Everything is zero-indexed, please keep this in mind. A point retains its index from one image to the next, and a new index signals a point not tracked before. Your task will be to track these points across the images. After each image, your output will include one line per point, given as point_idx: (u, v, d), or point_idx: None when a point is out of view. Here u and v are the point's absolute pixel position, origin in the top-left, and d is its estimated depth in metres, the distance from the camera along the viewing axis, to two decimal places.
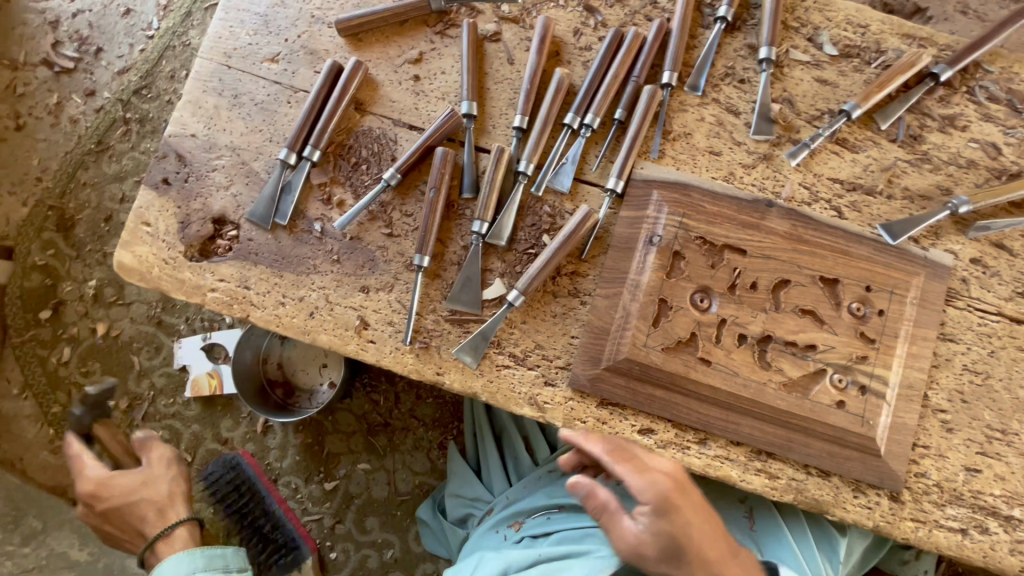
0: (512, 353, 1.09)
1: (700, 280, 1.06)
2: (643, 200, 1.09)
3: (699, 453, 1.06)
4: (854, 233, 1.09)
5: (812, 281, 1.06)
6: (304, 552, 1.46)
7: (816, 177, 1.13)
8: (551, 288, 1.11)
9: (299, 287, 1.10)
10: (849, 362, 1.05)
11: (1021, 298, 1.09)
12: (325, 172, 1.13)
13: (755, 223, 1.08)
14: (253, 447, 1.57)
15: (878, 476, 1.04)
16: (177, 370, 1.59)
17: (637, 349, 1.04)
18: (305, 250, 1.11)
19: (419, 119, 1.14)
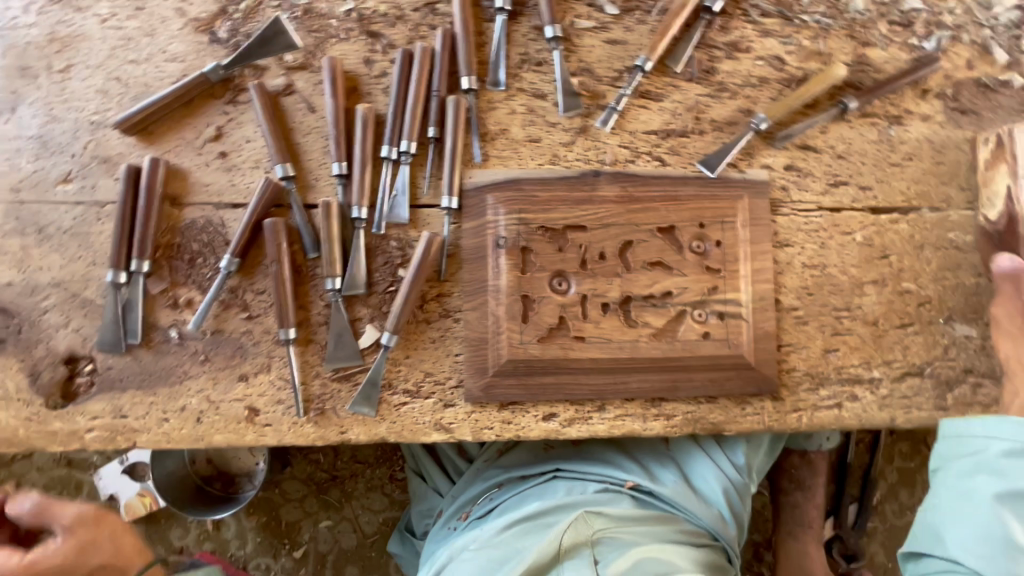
0: (405, 389, 1.12)
1: (553, 266, 1.12)
2: (480, 208, 1.13)
3: (601, 419, 1.13)
4: (678, 177, 1.16)
5: (651, 234, 1.13)
6: None
7: (632, 135, 1.18)
8: (422, 316, 1.13)
9: (176, 397, 1.09)
10: (704, 296, 1.13)
11: (834, 189, 1.21)
12: (162, 279, 1.10)
13: (588, 196, 1.14)
14: (211, 545, 1.56)
15: (757, 385, 1.15)
16: (105, 501, 1.55)
17: (515, 348, 1.10)
18: (169, 360, 1.09)
19: (240, 195, 1.11)
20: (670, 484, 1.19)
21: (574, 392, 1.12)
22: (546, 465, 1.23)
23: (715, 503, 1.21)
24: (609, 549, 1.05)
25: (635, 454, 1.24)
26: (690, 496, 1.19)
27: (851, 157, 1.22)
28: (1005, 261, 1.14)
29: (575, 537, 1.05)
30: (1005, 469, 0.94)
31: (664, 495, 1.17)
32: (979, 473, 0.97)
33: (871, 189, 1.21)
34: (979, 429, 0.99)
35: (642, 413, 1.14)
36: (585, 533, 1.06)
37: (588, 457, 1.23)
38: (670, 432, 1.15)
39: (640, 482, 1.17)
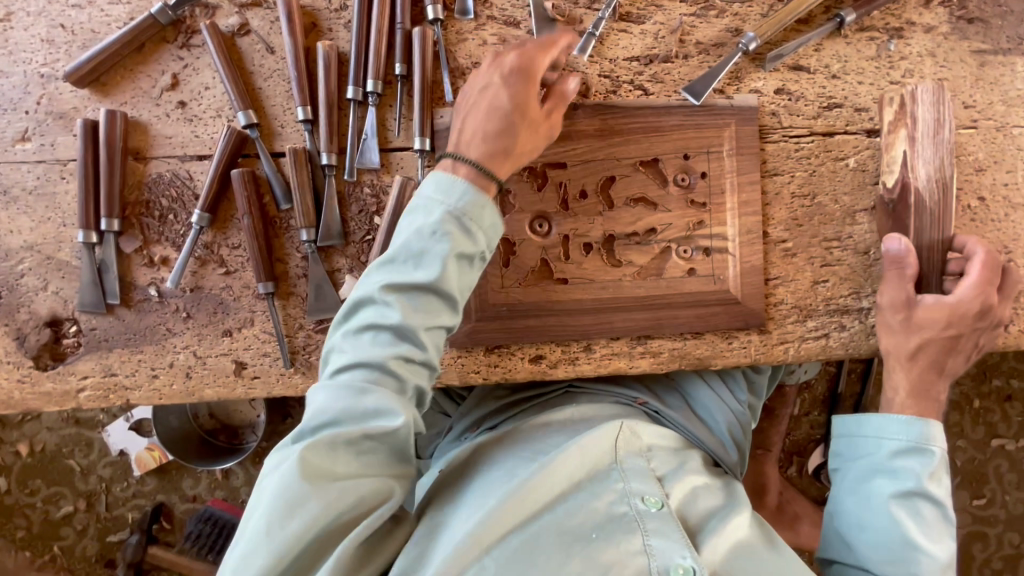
0: None
1: (532, 207, 1.09)
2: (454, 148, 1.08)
3: (587, 358, 1.13)
4: (662, 106, 1.10)
5: (633, 169, 1.09)
6: None
7: (612, 63, 1.12)
8: None
9: (164, 354, 1.10)
10: (689, 231, 1.11)
11: (828, 112, 1.14)
12: (135, 237, 1.08)
13: (566, 131, 1.08)
14: (222, 492, 1.63)
15: (744, 319, 1.14)
16: (116, 456, 1.61)
17: (497, 292, 1.09)
18: (153, 318, 1.09)
19: (204, 146, 1.07)
20: (676, 410, 1.16)
21: (559, 333, 1.11)
22: (556, 384, 1.17)
23: (719, 433, 1.16)
24: (655, 458, 1.00)
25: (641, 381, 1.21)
26: (693, 421, 1.15)
27: (847, 77, 1.15)
28: (892, 243, 1.07)
29: (625, 439, 1.00)
30: (900, 469, 0.97)
31: (674, 418, 1.13)
32: (878, 476, 0.99)
33: (866, 110, 1.15)
34: (869, 432, 1.01)
35: (628, 351, 1.14)
36: (633, 441, 1.00)
37: (594, 382, 1.18)
38: (657, 369, 1.15)
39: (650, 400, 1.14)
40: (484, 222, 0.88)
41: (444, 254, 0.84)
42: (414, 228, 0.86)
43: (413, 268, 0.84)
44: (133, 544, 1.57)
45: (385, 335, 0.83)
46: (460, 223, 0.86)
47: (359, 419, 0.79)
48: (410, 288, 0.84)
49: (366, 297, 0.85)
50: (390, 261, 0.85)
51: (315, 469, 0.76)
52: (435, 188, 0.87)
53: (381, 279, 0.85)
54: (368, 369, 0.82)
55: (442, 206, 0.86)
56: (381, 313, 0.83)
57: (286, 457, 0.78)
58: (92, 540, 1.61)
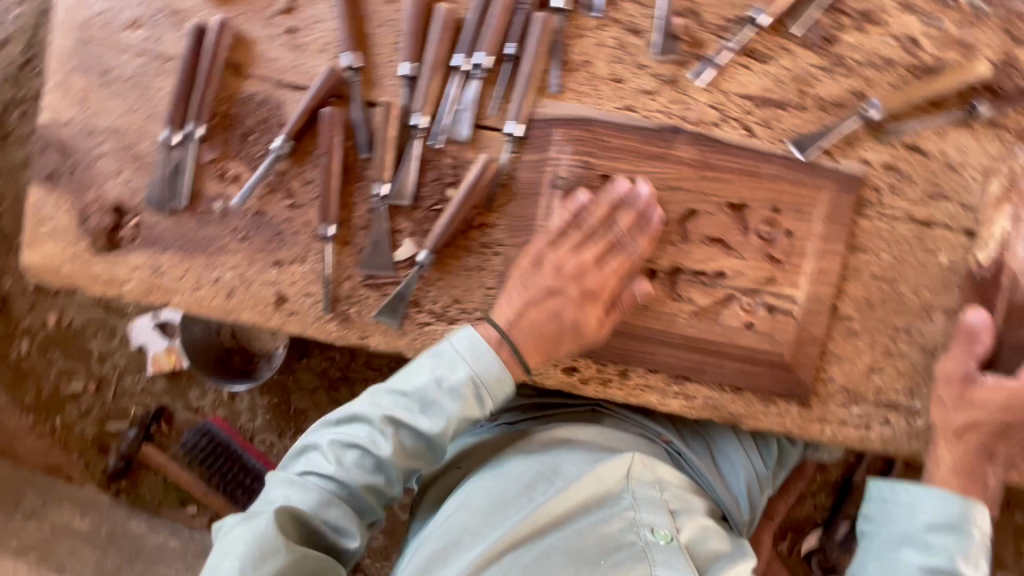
0: (432, 310, 1.11)
1: (607, 219, 1.06)
2: (544, 141, 1.06)
3: (619, 383, 1.11)
4: (764, 152, 1.06)
5: (719, 208, 1.05)
6: None
7: (726, 96, 1.07)
8: (462, 243, 1.10)
9: (212, 268, 1.11)
10: (758, 285, 1.07)
11: (933, 202, 1.09)
12: (214, 149, 1.09)
13: (661, 153, 1.05)
14: (223, 411, 1.65)
15: (787, 387, 1.10)
16: (134, 349, 1.64)
17: (549, 295, 1.06)
18: (210, 230, 1.10)
19: (301, 77, 1.07)
20: (698, 456, 1.18)
21: (598, 350, 1.10)
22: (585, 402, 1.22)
23: (736, 491, 1.18)
24: (665, 487, 1.06)
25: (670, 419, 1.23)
26: (712, 474, 1.17)
27: (965, 171, 1.08)
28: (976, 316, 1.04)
29: (638, 469, 1.04)
30: (932, 543, 0.97)
31: (693, 463, 1.17)
32: (907, 546, 0.98)
33: (976, 210, 1.09)
34: (902, 501, 1.01)
35: (661, 387, 1.11)
36: (646, 471, 1.05)
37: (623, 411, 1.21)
38: (685, 412, 1.13)
39: (673, 440, 1.18)
40: (493, 395, 1.02)
41: (451, 413, 1.00)
42: (428, 377, 1.01)
43: (417, 411, 1.00)
44: (130, 437, 1.60)
45: (369, 459, 0.99)
46: (456, 391, 1.00)
47: (320, 497, 0.96)
48: (410, 430, 1.01)
49: (365, 414, 1.01)
50: (395, 392, 1.02)
51: (281, 530, 0.91)
52: (466, 347, 1.02)
53: (382, 405, 1.02)
54: (359, 449, 1.00)
55: (467, 367, 1.01)
56: (371, 436, 0.99)
57: (254, 516, 0.93)
58: (92, 423, 1.65)
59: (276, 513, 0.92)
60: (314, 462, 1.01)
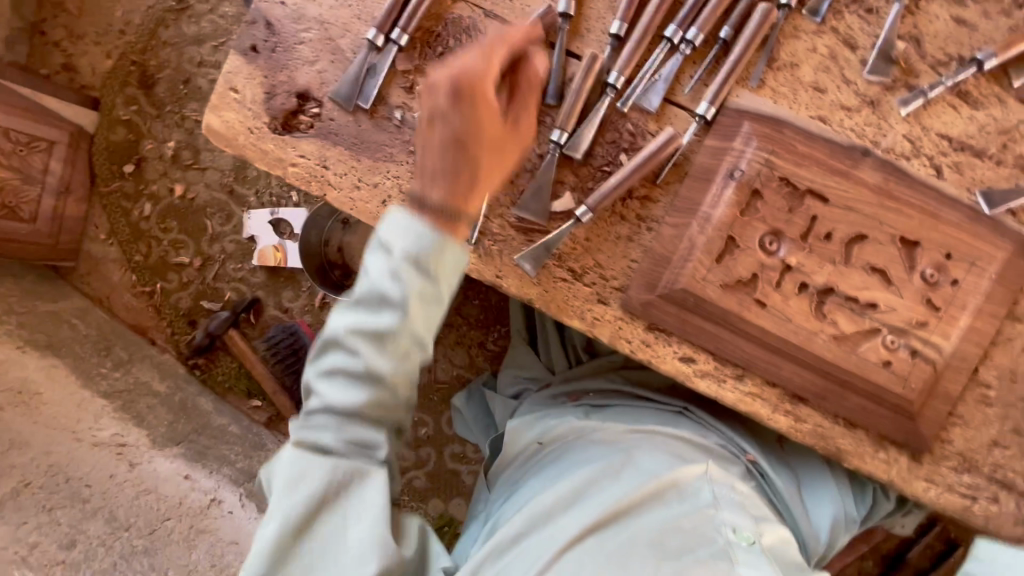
0: (571, 268, 1.12)
1: (774, 222, 1.05)
2: (732, 131, 1.05)
3: (734, 387, 1.09)
4: (950, 196, 1.03)
5: (889, 240, 1.03)
6: None
7: (924, 130, 1.05)
8: (619, 210, 1.11)
9: (374, 173, 1.13)
10: (907, 326, 1.04)
11: None
12: (411, 60, 1.12)
13: (845, 171, 1.04)
14: (310, 319, 1.70)
15: (906, 436, 1.07)
16: (246, 239, 1.70)
17: (695, 281, 1.06)
18: (384, 137, 1.13)
19: (510, 14, 1.10)
20: (786, 484, 1.17)
21: (724, 349, 1.08)
22: (674, 401, 1.23)
23: (817, 525, 1.17)
24: (745, 496, 1.03)
25: (760, 444, 1.20)
26: (796, 503, 1.16)
27: None
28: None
29: (714, 472, 1.03)
30: None
31: (779, 487, 1.15)
32: None
33: None
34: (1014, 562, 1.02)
35: (774, 402, 1.10)
36: (721, 475, 1.04)
37: (714, 422, 1.19)
38: (791, 433, 1.11)
39: (759, 460, 1.16)
40: (415, 320, 0.89)
41: (392, 297, 0.87)
42: (380, 260, 0.89)
43: (364, 334, 0.88)
44: (221, 318, 1.65)
45: (350, 363, 0.89)
46: (420, 267, 0.88)
47: (361, 401, 0.89)
48: (374, 322, 0.88)
49: (337, 327, 0.90)
50: (364, 298, 0.89)
51: (304, 495, 0.88)
52: (399, 231, 0.89)
53: (348, 322, 0.90)
54: (349, 420, 0.91)
55: (399, 247, 0.88)
56: (350, 351, 0.89)
57: (291, 485, 0.89)
58: (188, 297, 1.72)
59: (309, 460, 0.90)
60: (310, 438, 0.91)
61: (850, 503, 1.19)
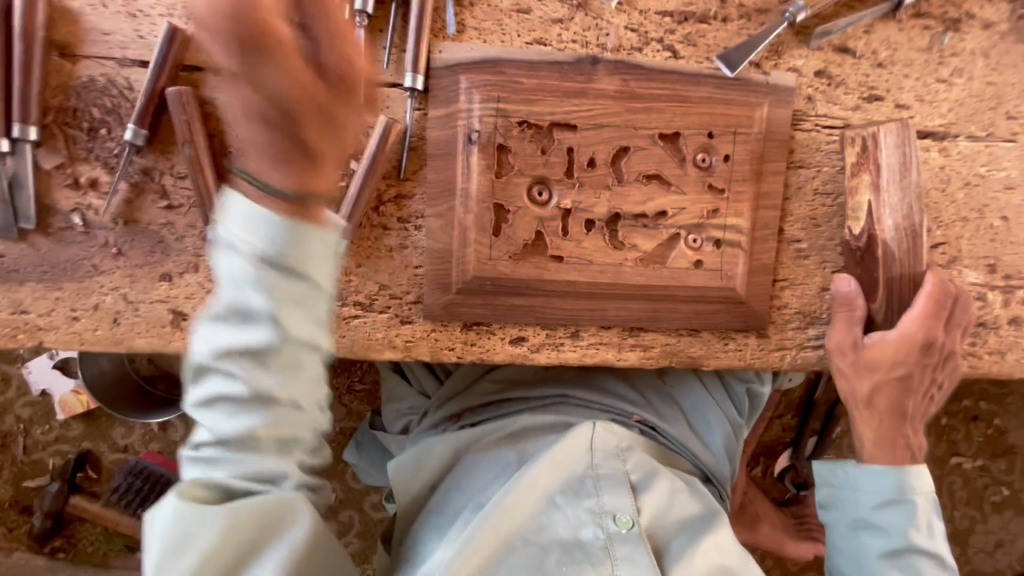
0: (357, 301, 0.99)
1: (533, 170, 0.95)
2: (451, 91, 0.93)
3: (573, 346, 1.03)
4: (691, 73, 0.96)
5: (651, 142, 0.96)
6: None
7: (642, 15, 0.97)
8: (377, 220, 0.97)
9: (86, 295, 0.94)
10: (701, 219, 1.00)
11: (868, 105, 1.04)
12: (56, 151, 0.90)
13: (581, 89, 0.94)
14: (157, 445, 1.49)
15: (744, 320, 1.05)
16: (38, 396, 1.44)
17: (483, 264, 0.96)
18: (75, 251, 0.93)
19: (146, 51, 0.89)
20: (674, 423, 1.12)
21: (545, 315, 1.00)
22: (550, 392, 1.10)
23: (711, 447, 1.15)
24: (636, 462, 0.96)
25: (640, 388, 1.14)
26: (689, 437, 1.12)
27: (894, 67, 1.03)
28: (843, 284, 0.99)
29: (600, 440, 0.97)
30: (884, 523, 0.96)
31: (672, 434, 1.10)
32: (865, 530, 0.98)
33: (908, 107, 1.04)
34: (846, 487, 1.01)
35: (618, 342, 1.04)
36: (612, 438, 0.98)
37: (593, 391, 1.10)
38: (645, 365, 1.06)
39: (646, 416, 1.09)
40: (270, 377, 0.60)
41: (272, 334, 0.59)
42: (240, 298, 0.58)
43: (234, 364, 0.60)
44: (53, 492, 1.42)
45: (223, 411, 0.61)
46: (280, 227, 0.56)
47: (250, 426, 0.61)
48: (234, 392, 0.60)
49: (211, 361, 0.61)
50: (211, 329, 0.61)
51: (198, 516, 0.64)
52: (254, 223, 0.56)
53: (213, 361, 0.61)
54: (230, 403, 0.61)
55: (254, 287, 0.57)
56: (209, 401, 0.62)
57: (190, 486, 0.65)
58: (6, 484, 1.46)
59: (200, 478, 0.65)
60: (191, 469, 0.65)
61: (733, 410, 1.18)
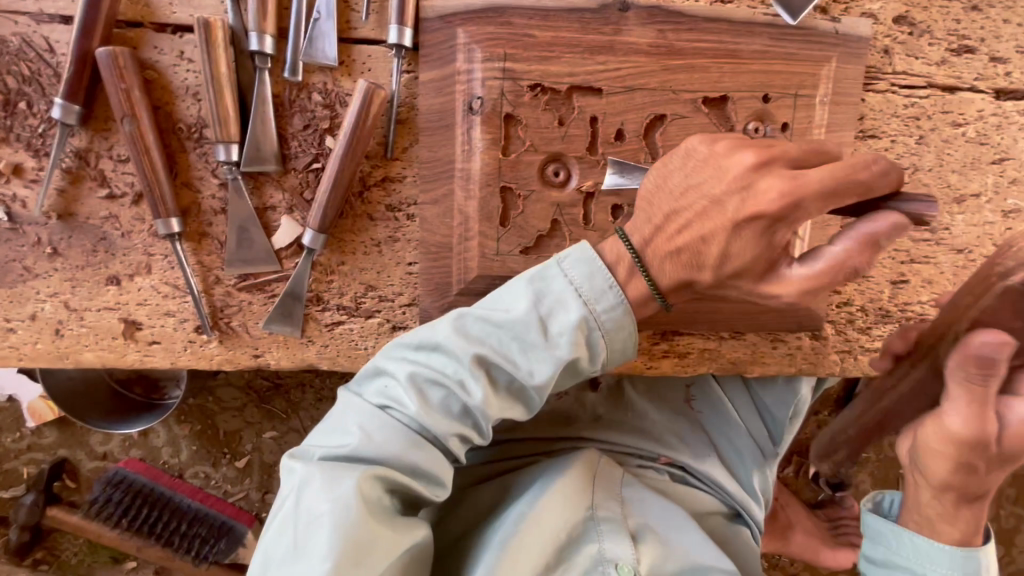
0: (340, 305, 0.83)
1: (548, 145, 0.78)
2: (446, 49, 0.75)
3: None
4: (742, 20, 0.78)
5: (693, 108, 0.78)
6: (242, 529, 1.31)
7: None
8: (361, 209, 0.81)
9: (21, 302, 0.80)
10: None
11: (956, 59, 0.85)
12: None
13: (608, 42, 0.76)
14: (138, 452, 1.38)
15: (796, 321, 0.90)
16: (4, 401, 1.32)
17: (489, 261, 0.80)
18: (3, 251, 0.78)
19: (67, 3, 0.72)
20: (708, 461, 0.96)
21: None
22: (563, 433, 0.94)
23: (747, 485, 0.98)
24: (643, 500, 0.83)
25: (669, 420, 0.98)
26: (725, 474, 0.97)
27: (989, 10, 0.84)
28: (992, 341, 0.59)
29: (604, 476, 0.84)
30: None
31: (706, 474, 0.94)
32: None
33: (1004, 61, 0.85)
34: (908, 560, 0.73)
35: (647, 347, 0.91)
36: (616, 472, 0.86)
37: (615, 427, 0.95)
38: (680, 373, 0.92)
39: (676, 458, 0.94)
40: (617, 343, 0.68)
41: (563, 361, 0.67)
42: (526, 307, 0.67)
43: (520, 350, 0.67)
44: (27, 505, 1.29)
45: (458, 401, 0.69)
46: (599, 297, 0.67)
47: (456, 430, 0.70)
48: (508, 376, 0.68)
49: (391, 370, 0.70)
50: (485, 319, 0.68)
51: (374, 505, 0.66)
52: (577, 271, 0.67)
53: (473, 339, 0.68)
54: (474, 375, 0.67)
55: (578, 300, 0.67)
56: (415, 391, 0.68)
57: (335, 480, 0.66)
58: None
59: (346, 467, 0.67)
60: (332, 443, 0.69)
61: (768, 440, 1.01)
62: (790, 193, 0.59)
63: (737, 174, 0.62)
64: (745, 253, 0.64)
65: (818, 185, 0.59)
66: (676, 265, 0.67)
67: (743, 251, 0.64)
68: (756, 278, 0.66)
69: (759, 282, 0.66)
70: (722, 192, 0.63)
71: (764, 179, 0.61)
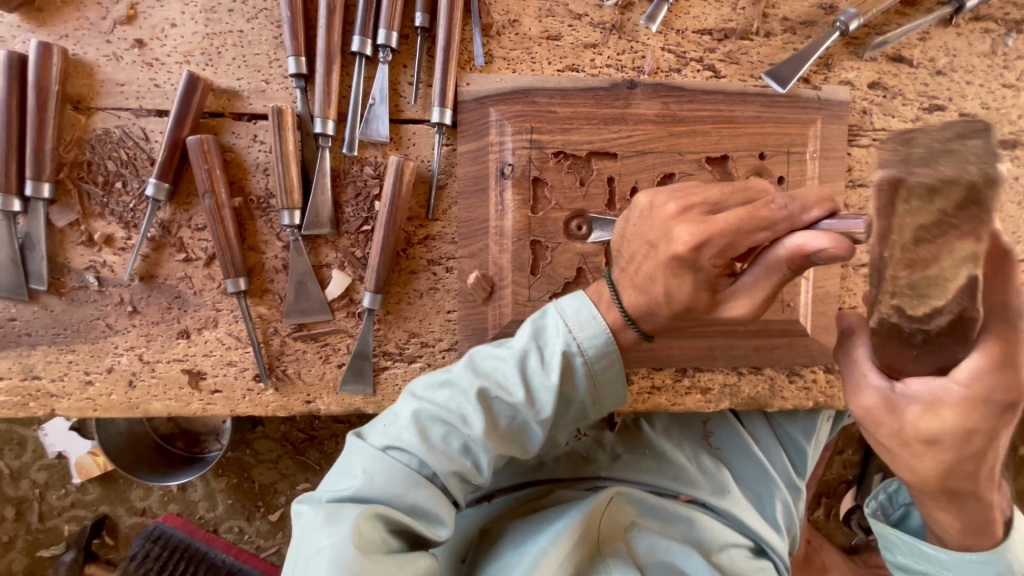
0: (386, 351, 0.91)
1: (571, 203, 0.88)
2: (481, 124, 0.87)
3: None
4: (736, 91, 0.89)
5: (698, 167, 0.89)
6: None
7: (680, 35, 0.92)
8: (406, 266, 0.91)
9: (100, 357, 0.88)
10: None
11: (929, 116, 0.95)
12: (70, 208, 0.86)
13: (619, 115, 0.88)
14: (176, 506, 1.41)
15: (810, 355, 0.95)
16: (54, 458, 1.37)
17: (522, 306, 0.88)
18: (89, 311, 0.88)
19: (163, 100, 0.86)
20: (728, 496, 0.99)
21: None
22: (583, 477, 0.99)
23: (772, 520, 1.02)
24: (647, 539, 0.89)
25: (689, 457, 1.02)
26: (751, 514, 1.00)
27: (954, 74, 0.95)
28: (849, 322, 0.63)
29: (612, 514, 0.91)
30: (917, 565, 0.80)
31: (728, 510, 0.98)
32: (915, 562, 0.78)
33: (973, 116, 0.96)
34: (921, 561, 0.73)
35: (671, 385, 0.96)
36: (620, 515, 0.91)
37: (637, 464, 1.00)
38: (704, 408, 0.97)
39: (696, 496, 0.98)
40: (604, 373, 0.74)
41: (555, 388, 0.72)
42: (524, 340, 0.75)
43: (518, 383, 0.73)
44: (68, 562, 1.35)
45: (457, 437, 0.74)
46: (588, 326, 0.72)
47: (455, 467, 0.74)
48: (507, 409, 0.73)
49: (397, 413, 0.77)
50: (489, 357, 0.76)
51: (367, 544, 0.67)
52: (569, 311, 0.74)
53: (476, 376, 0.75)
54: (474, 410, 0.73)
55: (569, 331, 0.73)
56: (417, 429, 0.74)
57: (336, 518, 0.69)
58: (21, 554, 1.40)
59: (349, 505, 0.71)
60: (339, 485, 0.74)
61: (790, 470, 1.05)
62: (700, 234, 0.60)
63: (661, 221, 0.65)
64: (684, 289, 0.65)
65: (723, 226, 0.59)
66: (638, 301, 0.70)
67: (681, 288, 0.65)
68: (705, 309, 0.66)
69: (713, 311, 0.66)
70: (655, 237, 0.66)
71: (679, 227, 0.62)
